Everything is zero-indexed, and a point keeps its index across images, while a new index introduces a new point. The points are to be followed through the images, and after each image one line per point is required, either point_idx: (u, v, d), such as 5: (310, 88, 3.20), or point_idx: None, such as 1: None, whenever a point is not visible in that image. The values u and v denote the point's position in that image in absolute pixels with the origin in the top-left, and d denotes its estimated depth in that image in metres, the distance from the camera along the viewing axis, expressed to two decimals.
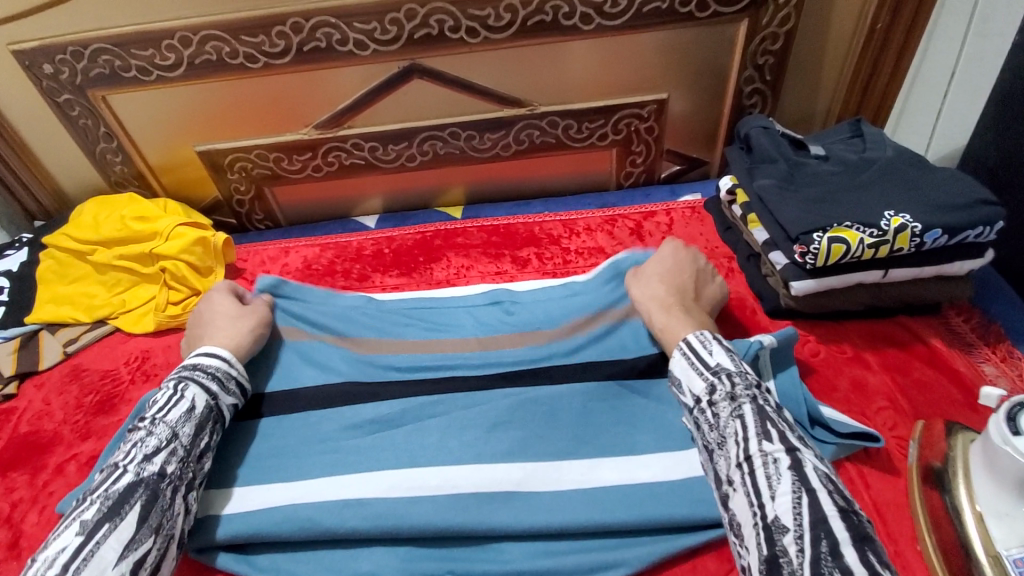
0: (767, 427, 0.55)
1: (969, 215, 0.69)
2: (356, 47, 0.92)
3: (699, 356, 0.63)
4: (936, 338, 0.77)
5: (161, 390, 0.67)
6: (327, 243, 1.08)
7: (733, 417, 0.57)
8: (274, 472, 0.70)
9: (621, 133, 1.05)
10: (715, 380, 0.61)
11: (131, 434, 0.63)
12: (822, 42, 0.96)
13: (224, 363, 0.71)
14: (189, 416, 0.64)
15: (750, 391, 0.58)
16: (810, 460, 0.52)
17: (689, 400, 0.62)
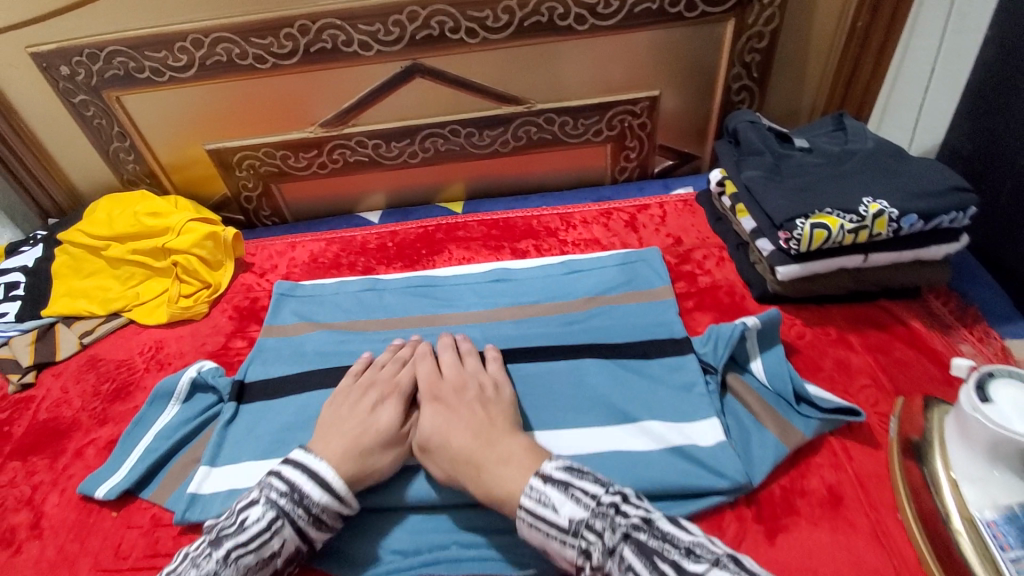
0: (659, 568, 0.48)
1: (943, 201, 0.73)
2: (361, 48, 0.96)
3: (545, 519, 0.54)
4: (916, 320, 0.81)
5: (250, 505, 0.58)
6: (332, 238, 1.11)
7: (623, 573, 0.49)
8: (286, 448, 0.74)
9: (615, 129, 1.09)
10: (579, 542, 0.52)
11: (199, 554, 0.55)
12: (805, 40, 1.01)
13: (334, 500, 0.60)
14: (263, 565, 0.56)
15: (616, 529, 0.51)
16: None
17: (570, 565, 0.54)
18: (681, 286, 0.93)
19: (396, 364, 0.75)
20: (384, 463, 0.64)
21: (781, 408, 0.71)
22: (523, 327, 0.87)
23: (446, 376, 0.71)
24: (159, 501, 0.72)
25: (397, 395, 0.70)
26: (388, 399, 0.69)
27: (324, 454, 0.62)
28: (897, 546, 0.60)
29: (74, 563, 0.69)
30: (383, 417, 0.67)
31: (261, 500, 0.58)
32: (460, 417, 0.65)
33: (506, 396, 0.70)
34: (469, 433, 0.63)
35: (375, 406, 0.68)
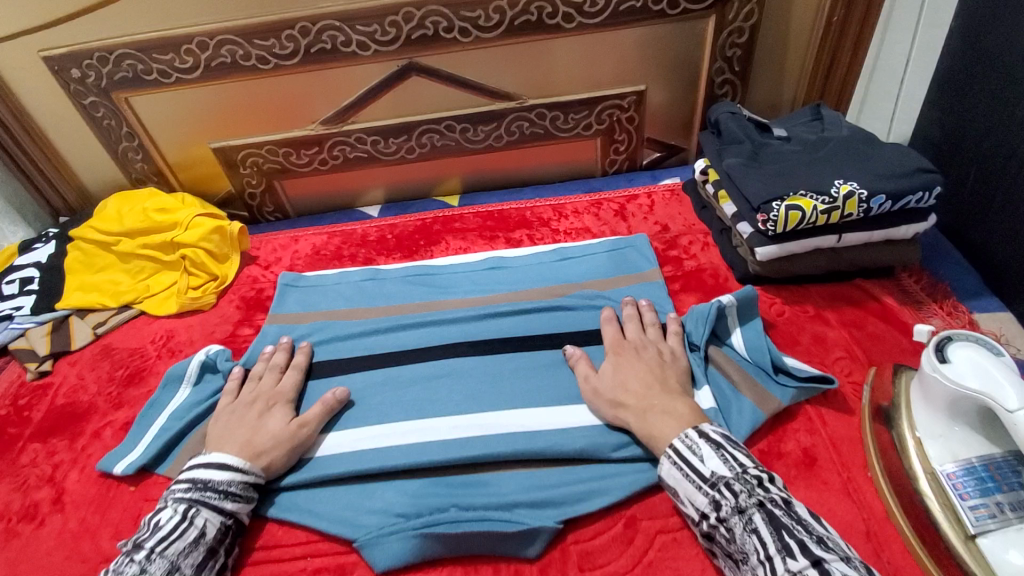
0: (786, 539, 0.52)
1: (910, 182, 0.78)
2: (359, 48, 1.01)
3: (692, 466, 0.60)
4: (889, 297, 0.85)
5: (160, 511, 0.63)
6: (334, 231, 1.16)
7: (748, 534, 0.54)
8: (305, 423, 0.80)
9: (604, 122, 1.13)
10: (716, 493, 0.58)
11: (121, 563, 0.59)
12: (784, 34, 1.05)
13: (237, 475, 0.67)
14: (196, 545, 0.62)
15: (755, 495, 0.56)
16: (838, 567, 0.49)
17: (694, 514, 0.59)
18: (668, 270, 0.97)
19: (274, 372, 0.82)
20: (279, 458, 0.72)
21: (760, 378, 0.77)
22: (517, 310, 0.92)
23: (636, 337, 0.79)
24: (175, 475, 0.77)
25: (283, 401, 0.78)
26: (275, 406, 0.77)
27: (229, 451, 0.70)
28: (866, 500, 0.66)
29: (96, 533, 0.73)
30: (273, 419, 0.74)
31: (168, 503, 0.64)
32: (630, 371, 0.73)
33: (681, 361, 0.76)
34: (642, 384, 0.71)
35: (263, 411, 0.75)
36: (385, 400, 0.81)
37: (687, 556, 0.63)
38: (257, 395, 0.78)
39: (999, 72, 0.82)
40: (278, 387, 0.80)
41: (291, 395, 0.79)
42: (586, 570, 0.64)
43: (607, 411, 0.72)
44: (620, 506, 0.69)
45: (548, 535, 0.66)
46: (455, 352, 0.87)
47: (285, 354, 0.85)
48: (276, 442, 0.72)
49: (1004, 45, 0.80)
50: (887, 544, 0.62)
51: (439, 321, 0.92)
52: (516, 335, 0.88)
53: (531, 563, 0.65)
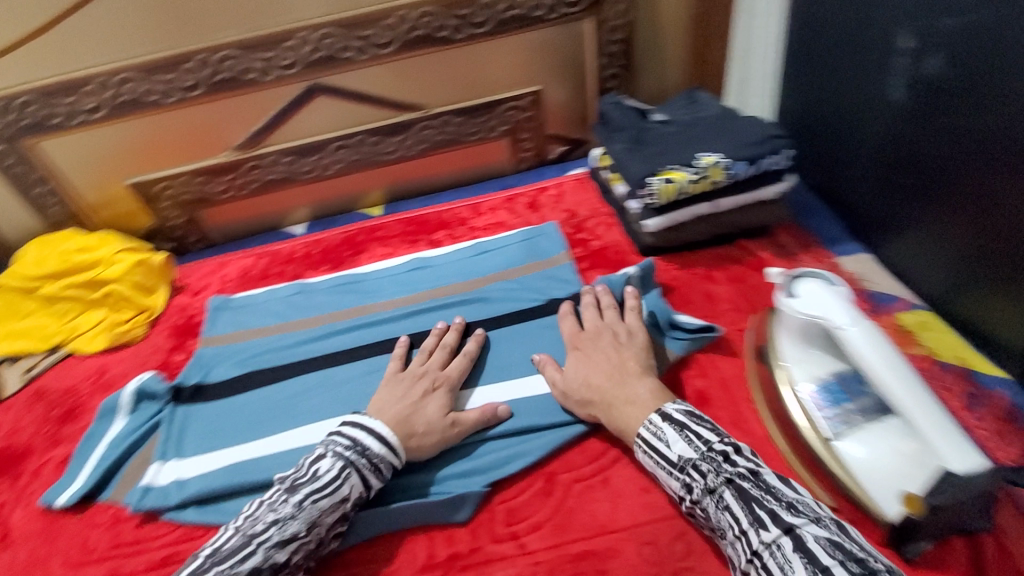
0: (757, 512, 0.56)
1: (761, 147, 0.89)
2: (261, 74, 1.05)
3: (659, 451, 0.65)
4: (764, 252, 0.96)
5: (319, 459, 0.67)
6: (261, 252, 1.19)
7: (721, 511, 0.58)
8: (249, 433, 0.85)
9: (508, 123, 1.21)
10: (686, 476, 0.62)
11: (276, 500, 0.64)
12: (657, 29, 1.16)
13: (387, 449, 0.69)
14: (338, 506, 0.65)
15: (721, 473, 0.60)
16: (809, 530, 0.53)
17: (677, 497, 0.63)
18: (577, 252, 1.05)
19: (444, 352, 0.85)
20: (427, 441, 0.73)
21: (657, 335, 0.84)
22: (440, 304, 0.98)
23: (593, 328, 0.82)
24: (119, 499, 0.80)
25: (447, 386, 0.80)
26: (440, 389, 0.79)
27: (386, 421, 0.72)
28: (750, 427, 0.75)
29: (42, 566, 0.75)
30: (435, 404, 0.76)
31: (329, 453, 0.68)
32: (591, 365, 0.77)
33: (637, 338, 0.80)
34: (602, 377, 0.74)
35: (428, 392, 0.77)
36: (321, 401, 0.86)
37: (599, 499, 0.71)
38: (427, 374, 0.80)
39: (829, 46, 0.93)
40: (448, 369, 0.82)
41: (458, 380, 0.81)
42: (512, 524, 0.70)
43: (580, 409, 0.76)
44: (540, 464, 0.76)
45: (475, 499, 0.72)
46: (383, 349, 0.92)
47: (457, 335, 0.88)
48: (431, 428, 0.74)
49: (829, 22, 0.92)
50: (769, 461, 0.71)
51: (367, 323, 0.97)
52: (440, 326, 0.94)
53: (463, 526, 0.71)
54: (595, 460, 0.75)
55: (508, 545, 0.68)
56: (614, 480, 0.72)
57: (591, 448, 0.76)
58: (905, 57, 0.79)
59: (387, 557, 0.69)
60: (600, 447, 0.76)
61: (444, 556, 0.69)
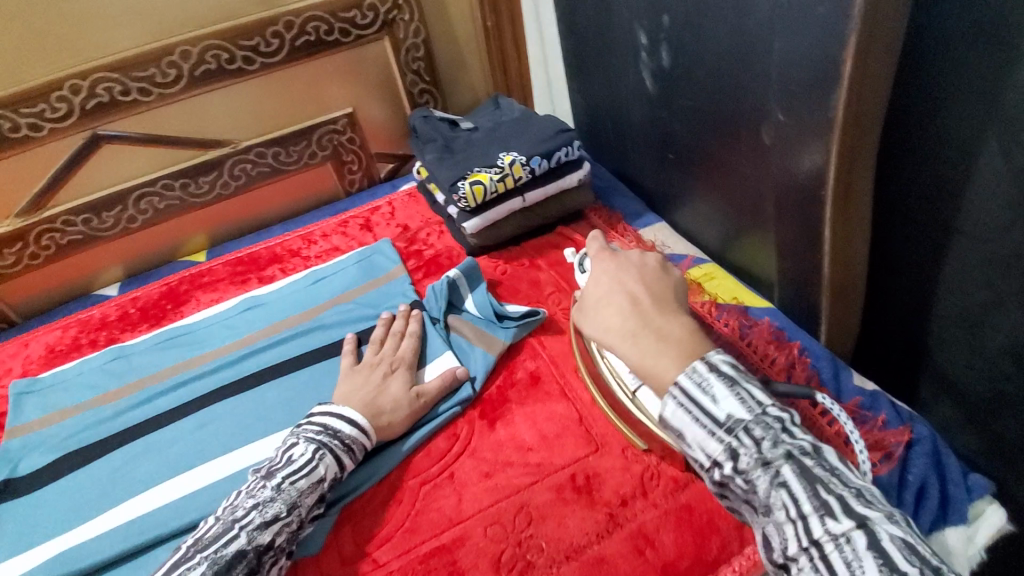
0: (823, 497, 0.49)
1: (555, 142, 0.99)
2: (31, 130, 0.97)
3: (702, 408, 0.55)
4: (578, 235, 1.06)
5: (294, 446, 0.72)
6: (69, 322, 1.08)
7: (774, 488, 0.51)
8: (72, 519, 0.77)
9: (328, 148, 1.20)
10: (733, 441, 0.54)
11: (255, 487, 0.67)
12: (455, 44, 1.22)
13: (358, 431, 0.75)
14: (316, 486, 0.69)
15: (780, 445, 0.52)
16: (885, 527, 0.47)
17: (703, 462, 0.56)
18: (412, 263, 1.08)
19: (397, 337, 0.89)
20: (393, 419, 0.78)
21: (490, 328, 0.92)
22: (275, 339, 0.95)
23: (627, 254, 0.73)
24: None
25: (404, 366, 0.85)
26: (398, 370, 0.84)
27: (353, 408, 0.77)
28: (577, 394, 0.83)
29: None
30: (396, 384, 0.82)
31: (302, 440, 0.72)
32: (621, 291, 0.68)
33: (673, 277, 0.71)
34: (629, 307, 0.65)
35: (387, 375, 0.83)
36: (150, 467, 0.81)
37: (445, 495, 0.75)
38: (382, 359, 0.85)
39: (590, 50, 1.04)
40: (399, 352, 0.87)
41: (412, 359, 0.86)
42: (364, 541, 0.72)
43: (598, 328, 0.67)
44: (388, 476, 0.77)
45: (325, 526, 0.72)
46: (217, 397, 0.88)
47: (404, 320, 0.92)
48: (398, 405, 0.79)
49: (585, 31, 1.02)
50: (595, 420, 0.80)
51: (195, 376, 0.92)
52: (277, 363, 0.92)
53: (315, 558, 0.70)
54: (440, 459, 0.78)
55: (363, 563, 0.70)
56: (458, 473, 0.77)
57: (436, 449, 0.80)
58: (643, 53, 0.90)
59: None
60: (443, 446, 0.80)
61: None
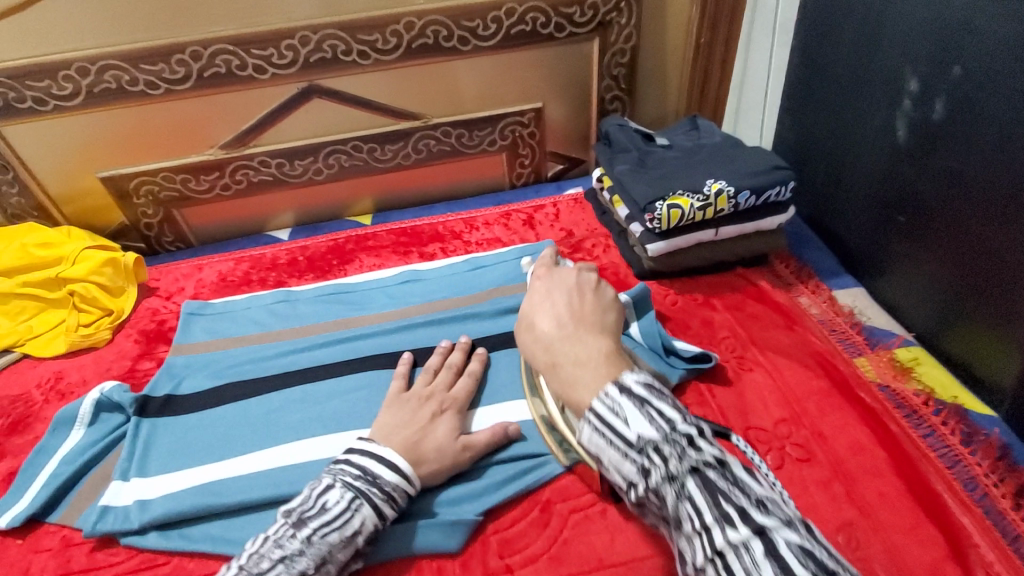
0: (725, 507, 0.42)
1: (768, 178, 0.90)
2: (256, 71, 1.01)
3: (614, 431, 0.46)
4: (764, 281, 0.97)
5: (327, 490, 0.61)
6: (241, 256, 1.13)
7: (681, 502, 0.44)
8: (225, 450, 0.78)
9: (508, 138, 1.19)
10: (643, 459, 0.45)
11: (283, 534, 0.58)
12: (661, 54, 1.17)
13: (401, 481, 0.64)
14: (349, 542, 0.60)
15: (686, 459, 0.44)
16: (782, 535, 0.40)
17: (620, 481, 0.47)
18: None
19: (449, 373, 0.80)
20: (432, 470, 0.68)
21: (657, 360, 0.82)
22: (432, 319, 0.94)
23: (560, 272, 0.67)
24: (70, 522, 0.73)
25: (455, 407, 0.75)
26: (446, 411, 0.74)
27: (393, 446, 0.67)
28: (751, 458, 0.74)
29: None
30: (443, 428, 0.71)
31: (337, 482, 0.62)
32: (553, 312, 0.61)
33: (607, 296, 0.65)
34: (556, 327, 0.59)
35: (435, 415, 0.72)
36: (301, 417, 0.81)
37: (596, 531, 0.68)
38: (431, 394, 0.75)
39: (833, 84, 0.96)
40: (450, 391, 0.77)
41: (463, 403, 0.76)
42: (506, 556, 0.67)
43: (524, 349, 0.62)
44: (536, 492, 0.72)
45: (468, 528, 0.68)
46: (372, 364, 0.87)
47: (462, 355, 0.83)
48: (439, 455, 0.69)
49: (835, 59, 0.94)
50: None
51: (353, 337, 0.92)
52: (432, 343, 0.90)
53: (454, 558, 0.67)
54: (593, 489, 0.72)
55: None
56: (613, 511, 0.70)
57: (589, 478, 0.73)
58: (908, 101, 0.81)
59: None
60: None
61: None
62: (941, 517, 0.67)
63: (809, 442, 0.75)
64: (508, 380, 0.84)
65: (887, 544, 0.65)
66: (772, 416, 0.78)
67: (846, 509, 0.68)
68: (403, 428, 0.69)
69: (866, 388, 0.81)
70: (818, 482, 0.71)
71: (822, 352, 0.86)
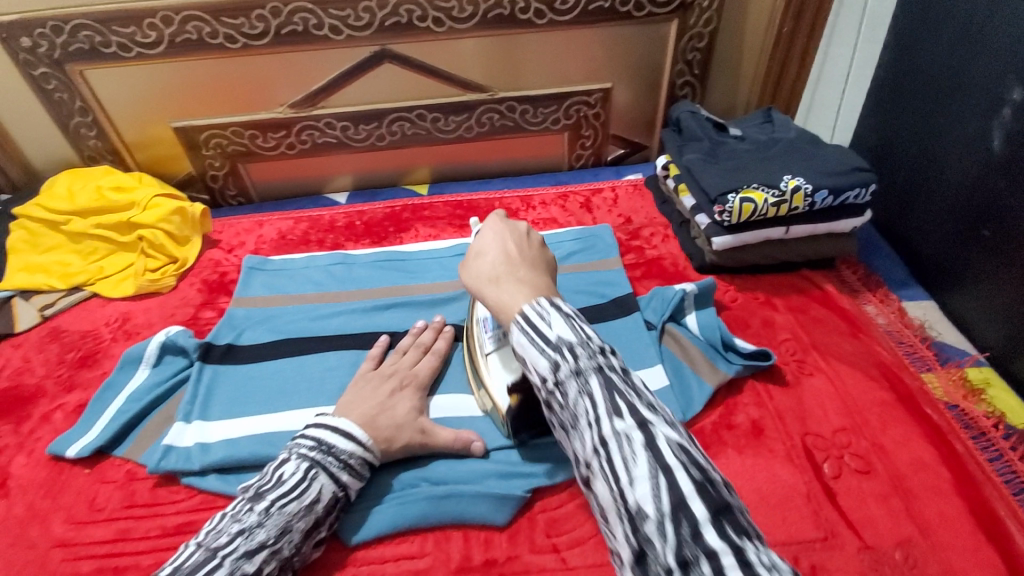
0: (617, 402, 0.45)
1: (849, 179, 0.87)
2: (331, 32, 1.01)
3: (538, 331, 0.50)
4: (830, 285, 0.94)
5: (284, 462, 0.63)
6: (300, 216, 1.14)
7: (581, 397, 0.46)
8: (281, 403, 0.80)
9: (572, 118, 1.18)
10: (557, 355, 0.48)
11: (240, 510, 0.59)
12: (739, 42, 1.12)
13: (357, 448, 0.66)
14: (309, 511, 0.61)
15: (596, 359, 0.47)
16: (663, 432, 0.43)
17: (536, 378, 0.50)
18: (631, 259, 1.02)
19: (419, 351, 0.81)
20: (393, 445, 0.69)
21: (711, 354, 0.83)
22: None
23: (513, 218, 0.68)
24: (134, 457, 0.76)
25: (416, 386, 0.76)
26: (407, 389, 0.75)
27: (351, 419, 0.68)
28: (806, 464, 0.73)
29: (48, 516, 0.71)
30: (404, 404, 0.72)
31: (292, 456, 0.64)
32: (495, 245, 0.63)
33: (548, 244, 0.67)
34: (495, 258, 0.61)
35: (396, 392, 0.74)
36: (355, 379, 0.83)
37: None
38: (395, 372, 0.77)
39: (924, 85, 0.91)
40: (416, 370, 0.78)
41: (425, 382, 0.77)
42: (553, 536, 0.68)
43: (467, 276, 0.63)
44: None
45: (516, 503, 0.69)
46: None
47: (433, 334, 0.84)
48: (399, 432, 0.70)
49: (932, 59, 0.89)
50: (824, 508, 0.69)
51: (407, 305, 0.93)
52: None
53: (500, 531, 0.68)
54: None
55: (548, 558, 0.66)
56: None
57: None
58: (1009, 109, 0.77)
59: (420, 554, 0.66)
60: None
61: (480, 560, 0.66)
62: (1005, 544, 0.64)
63: (868, 454, 0.73)
64: None
65: (946, 565, 0.63)
66: (831, 424, 0.77)
67: (905, 525, 0.67)
68: (357, 406, 0.70)
69: (932, 404, 0.78)
70: (877, 496, 0.69)
71: (888, 364, 0.83)
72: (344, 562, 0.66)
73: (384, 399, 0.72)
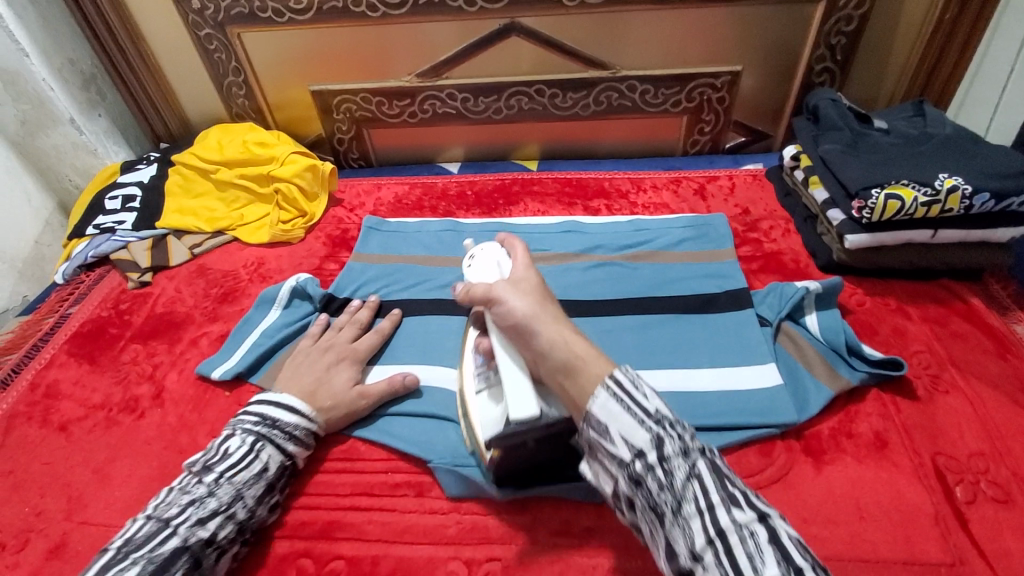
0: (730, 489, 0.47)
1: (1016, 183, 0.78)
2: (466, 3, 1.03)
3: (634, 400, 0.50)
4: (975, 299, 0.86)
5: (228, 438, 0.68)
6: (415, 182, 1.20)
7: (690, 480, 0.47)
8: (391, 359, 0.85)
9: (694, 101, 1.14)
10: (660, 429, 0.49)
11: (190, 483, 0.64)
12: (892, 30, 1.03)
13: (301, 420, 0.72)
14: (258, 478, 0.66)
15: (694, 439, 0.49)
16: (778, 524, 0.46)
17: (625, 455, 0.49)
18: (747, 251, 0.98)
19: (354, 327, 0.85)
20: (332, 414, 0.75)
21: (832, 358, 0.78)
22: (593, 271, 0.94)
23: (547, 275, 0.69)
24: (266, 386, 0.84)
25: (353, 359, 0.80)
26: (344, 362, 0.80)
27: (292, 395, 0.74)
28: (935, 486, 0.67)
29: (194, 428, 0.81)
30: (340, 377, 0.78)
31: (237, 433, 0.68)
32: (555, 302, 0.62)
33: None
34: (564, 314, 0.60)
35: (332, 365, 0.79)
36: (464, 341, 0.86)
37: None
38: (332, 346, 0.81)
39: None
40: (353, 344, 0.83)
41: (364, 354, 0.82)
42: None
43: (527, 298, 0.60)
44: None
45: None
46: None
47: (369, 313, 0.88)
48: (336, 402, 0.75)
49: None
50: (953, 534, 0.64)
51: None
52: (590, 297, 0.90)
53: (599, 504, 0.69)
54: (748, 476, 0.69)
55: None
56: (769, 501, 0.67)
57: (745, 463, 0.71)
58: None
59: (520, 512, 0.69)
60: (755, 466, 0.70)
61: (579, 529, 0.67)
62: None
63: (1005, 481, 0.67)
64: (667, 347, 0.82)
65: None
66: (966, 446, 0.71)
67: None
68: (292, 380, 0.76)
69: None
70: (1018, 529, 0.63)
71: None
72: (448, 508, 0.70)
73: (316, 372, 0.77)
